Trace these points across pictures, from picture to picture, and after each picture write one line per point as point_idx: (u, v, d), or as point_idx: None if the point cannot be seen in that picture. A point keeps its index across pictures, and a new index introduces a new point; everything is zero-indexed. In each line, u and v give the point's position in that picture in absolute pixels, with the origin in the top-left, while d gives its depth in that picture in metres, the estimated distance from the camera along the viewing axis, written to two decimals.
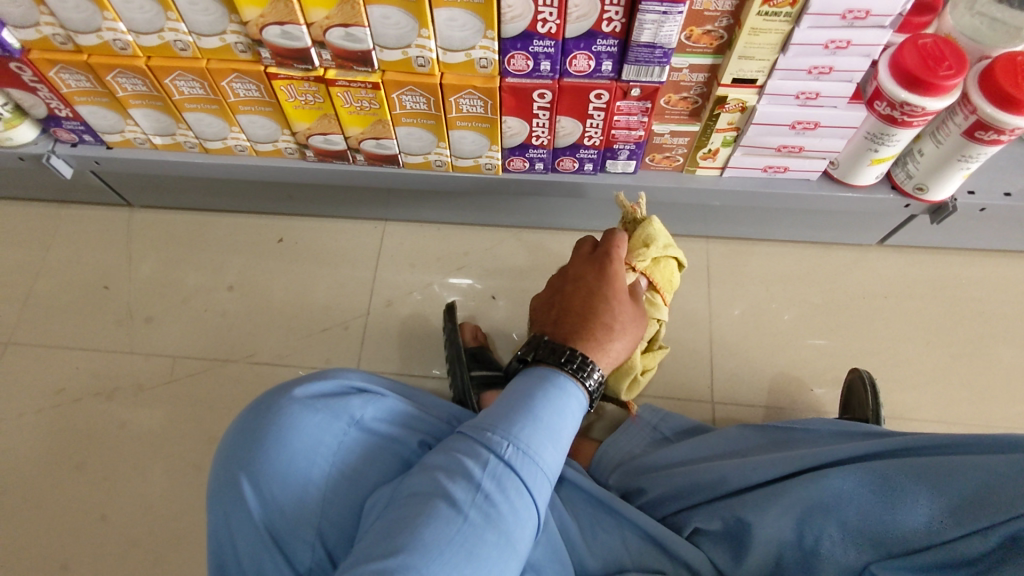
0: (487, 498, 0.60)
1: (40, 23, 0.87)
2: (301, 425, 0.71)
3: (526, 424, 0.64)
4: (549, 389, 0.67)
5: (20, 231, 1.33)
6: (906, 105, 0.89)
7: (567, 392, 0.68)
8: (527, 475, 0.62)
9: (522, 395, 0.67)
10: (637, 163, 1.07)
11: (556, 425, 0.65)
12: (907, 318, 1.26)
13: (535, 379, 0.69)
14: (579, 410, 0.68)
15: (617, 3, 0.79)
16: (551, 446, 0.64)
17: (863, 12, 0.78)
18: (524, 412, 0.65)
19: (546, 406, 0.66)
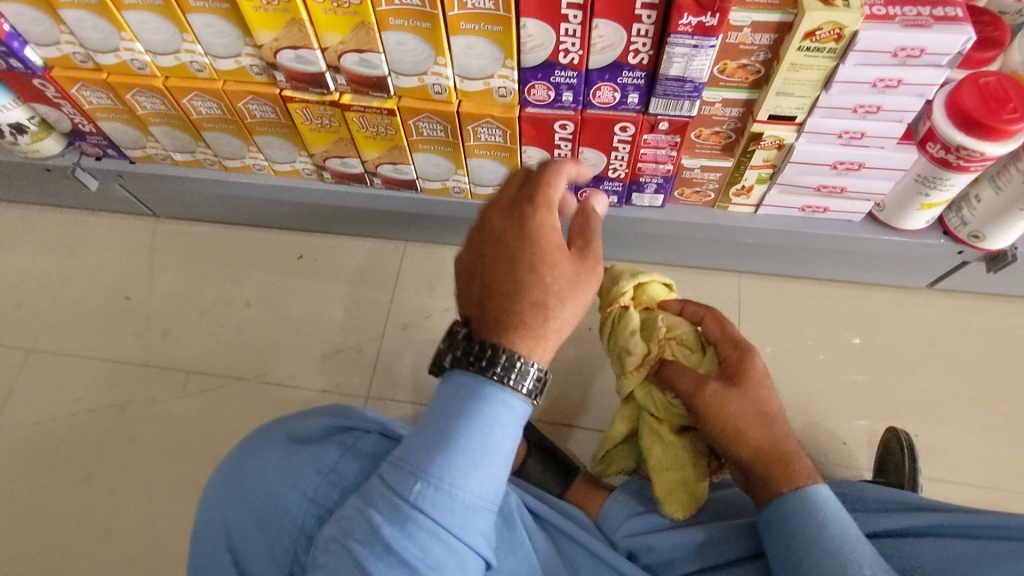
0: (393, 550, 0.52)
1: (61, 42, 0.87)
2: (269, 467, 0.68)
3: (436, 459, 0.53)
4: (466, 403, 0.55)
5: (49, 238, 1.35)
6: (962, 150, 0.82)
7: (491, 403, 0.55)
8: (442, 518, 0.53)
9: (436, 415, 0.55)
10: (665, 197, 1.01)
11: (476, 452, 0.54)
12: (955, 369, 1.17)
13: (453, 391, 0.56)
14: (512, 424, 0.56)
15: (643, 35, 0.74)
16: (474, 477, 0.53)
17: (916, 50, 0.71)
18: (435, 442, 0.54)
19: (465, 426, 0.54)
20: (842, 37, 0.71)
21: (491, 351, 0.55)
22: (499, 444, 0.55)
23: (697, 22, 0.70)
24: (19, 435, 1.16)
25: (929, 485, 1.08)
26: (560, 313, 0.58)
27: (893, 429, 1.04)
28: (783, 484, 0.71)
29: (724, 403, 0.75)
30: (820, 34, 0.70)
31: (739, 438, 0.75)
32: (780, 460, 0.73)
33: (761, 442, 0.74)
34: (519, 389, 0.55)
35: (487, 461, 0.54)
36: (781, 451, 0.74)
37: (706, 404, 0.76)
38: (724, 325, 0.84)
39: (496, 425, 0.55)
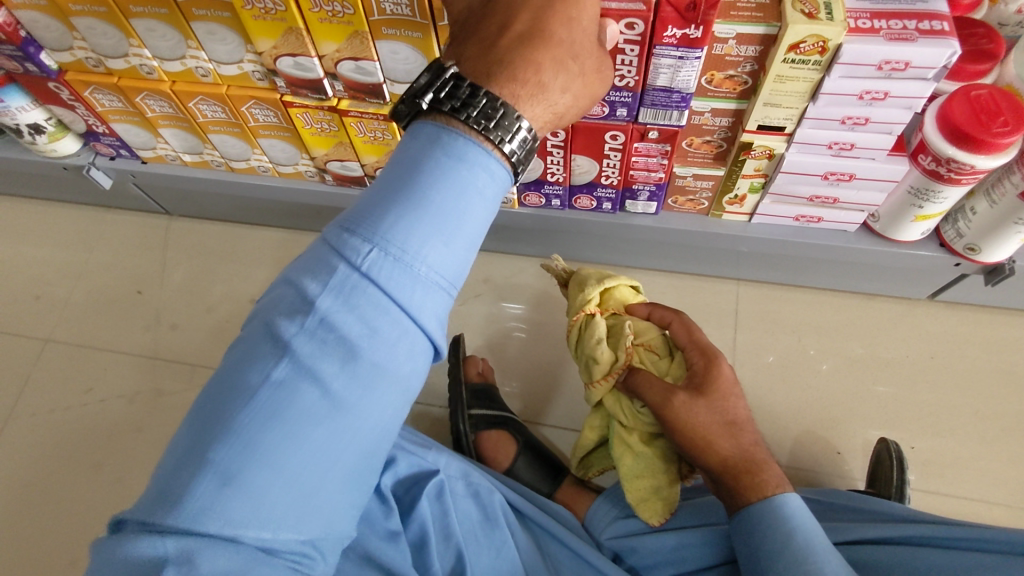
0: (330, 324, 0.46)
1: (74, 48, 0.91)
2: None
3: (396, 223, 0.48)
4: (431, 173, 0.49)
5: (68, 233, 1.40)
6: (953, 162, 0.81)
7: (464, 162, 0.50)
8: (394, 286, 0.48)
9: (399, 166, 0.50)
10: (658, 205, 1.02)
11: (442, 219, 0.49)
12: (955, 381, 1.15)
13: (420, 140, 0.51)
14: (484, 190, 0.51)
15: (630, 61, 0.75)
16: (432, 245, 0.49)
17: (901, 63, 0.71)
18: (397, 194, 0.49)
19: (430, 169, 0.49)
20: (826, 50, 0.71)
21: (460, 87, 0.53)
22: (470, 217, 0.51)
23: (682, 34, 0.71)
24: (34, 422, 1.21)
25: (925, 498, 1.07)
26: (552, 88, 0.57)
27: (885, 439, 1.04)
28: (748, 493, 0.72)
29: (685, 412, 0.76)
30: (804, 46, 0.71)
31: (707, 450, 0.76)
32: (747, 469, 0.74)
33: (730, 451, 0.75)
34: (497, 140, 0.52)
35: (455, 229, 0.50)
36: (749, 460, 0.74)
37: (674, 415, 0.77)
38: (694, 335, 0.86)
39: (474, 175, 0.51)
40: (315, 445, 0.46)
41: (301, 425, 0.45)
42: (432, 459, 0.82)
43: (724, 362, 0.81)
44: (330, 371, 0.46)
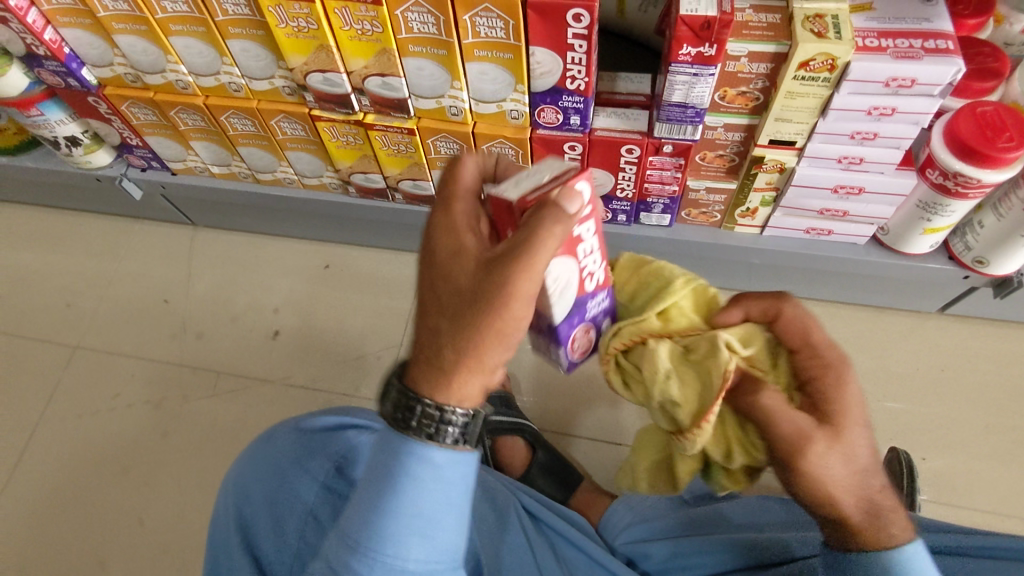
0: None
1: (114, 63, 0.96)
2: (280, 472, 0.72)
3: (367, 532, 0.51)
4: (387, 490, 0.51)
5: (98, 243, 1.45)
6: (960, 176, 0.84)
7: (419, 460, 0.52)
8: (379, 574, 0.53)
9: (367, 495, 0.53)
10: (672, 217, 1.05)
11: (408, 521, 0.51)
12: (965, 394, 1.17)
13: (386, 446, 0.53)
14: (444, 472, 0.53)
15: (579, 63, 0.80)
16: (410, 549, 0.52)
17: (908, 80, 0.74)
18: (368, 511, 0.52)
19: (393, 495, 0.51)
20: (835, 67, 0.74)
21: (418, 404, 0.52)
22: (435, 502, 0.52)
23: (696, 51, 0.74)
24: (62, 426, 1.24)
25: (936, 509, 1.08)
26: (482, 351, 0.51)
27: (897, 449, 1.05)
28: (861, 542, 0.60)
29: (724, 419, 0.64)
30: (814, 63, 0.74)
31: (827, 505, 0.60)
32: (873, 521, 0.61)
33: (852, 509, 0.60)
34: (446, 443, 0.52)
35: (428, 528, 0.52)
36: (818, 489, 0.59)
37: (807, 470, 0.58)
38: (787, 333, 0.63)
39: (431, 480, 0.52)
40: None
41: None
42: None
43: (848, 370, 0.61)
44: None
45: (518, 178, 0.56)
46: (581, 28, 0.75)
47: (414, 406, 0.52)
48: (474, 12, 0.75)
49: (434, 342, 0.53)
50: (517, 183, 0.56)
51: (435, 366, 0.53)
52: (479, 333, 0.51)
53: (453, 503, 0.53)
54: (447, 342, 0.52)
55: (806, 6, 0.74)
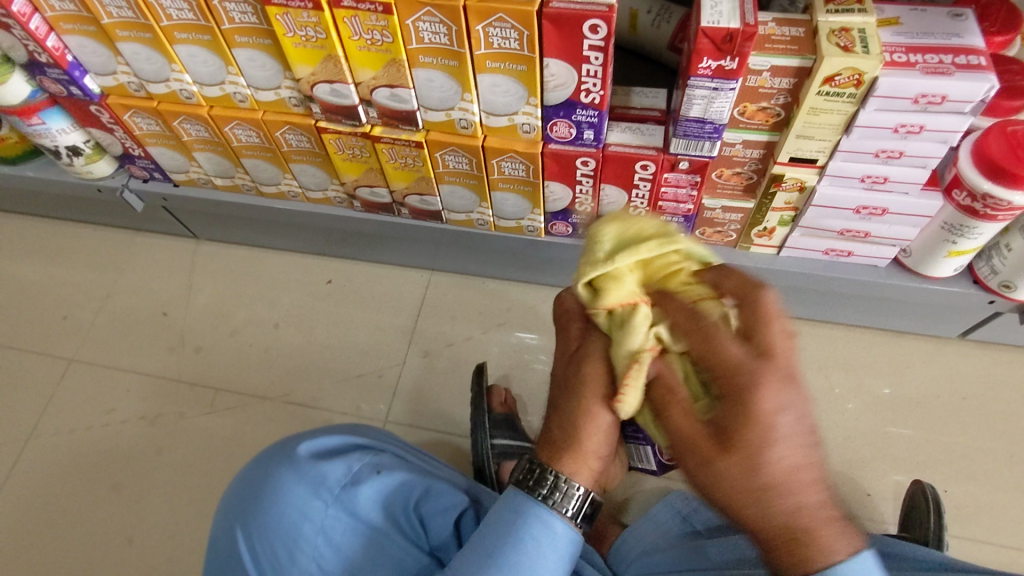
0: None
1: (117, 72, 0.93)
2: (287, 496, 0.69)
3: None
4: (508, 544, 0.63)
5: (98, 254, 1.42)
6: (989, 198, 0.80)
7: (544, 526, 0.64)
8: None
9: (486, 546, 0.64)
10: (686, 235, 1.02)
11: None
12: (988, 423, 1.12)
13: (507, 506, 0.65)
14: (554, 546, 0.64)
15: (593, 76, 0.77)
16: None
17: (938, 97, 0.71)
18: (485, 558, 0.63)
19: (511, 548, 0.63)
20: (862, 83, 0.71)
21: (543, 470, 0.64)
22: (552, 567, 0.63)
23: (717, 65, 0.72)
24: (53, 442, 1.20)
25: (960, 545, 1.03)
26: (581, 442, 0.62)
27: (919, 482, 1.01)
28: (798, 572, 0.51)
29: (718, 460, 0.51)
30: (839, 78, 0.71)
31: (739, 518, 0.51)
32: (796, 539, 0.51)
33: (762, 525, 0.51)
34: (565, 512, 0.64)
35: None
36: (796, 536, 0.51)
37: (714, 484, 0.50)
38: (707, 342, 0.52)
39: (547, 547, 0.64)
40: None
41: None
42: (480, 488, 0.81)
43: (795, 386, 0.50)
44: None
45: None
46: (597, 40, 0.72)
47: (542, 471, 0.64)
48: (487, 22, 0.72)
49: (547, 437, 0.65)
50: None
51: (551, 449, 0.64)
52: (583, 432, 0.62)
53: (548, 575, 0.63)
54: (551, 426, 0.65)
55: (832, 19, 0.72)
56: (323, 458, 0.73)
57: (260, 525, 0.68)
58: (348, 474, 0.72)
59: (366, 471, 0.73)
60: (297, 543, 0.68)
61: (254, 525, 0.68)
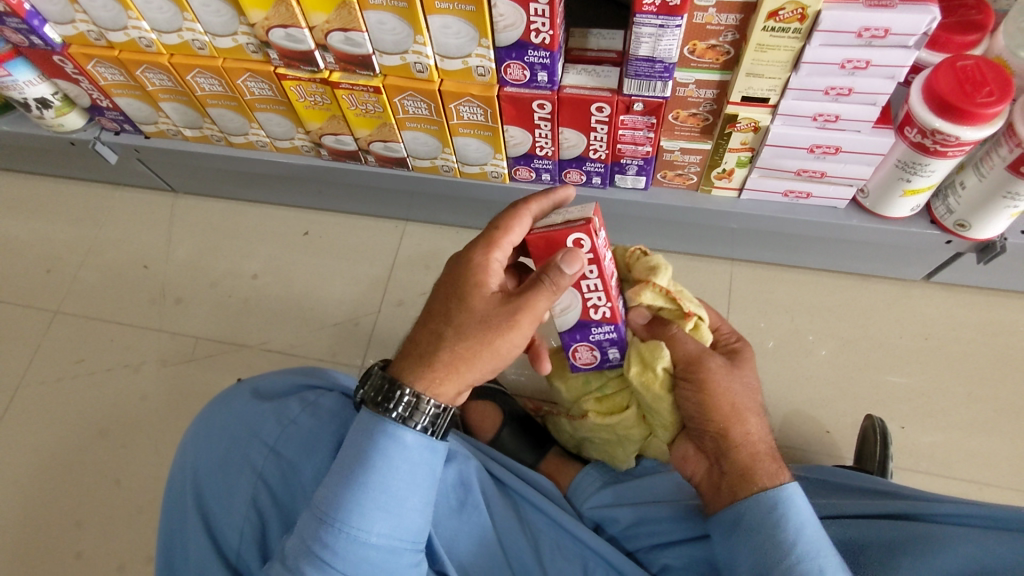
0: None
1: (75, 21, 0.94)
2: (224, 432, 0.72)
3: (334, 501, 0.57)
4: (357, 467, 0.58)
5: (80, 209, 1.44)
6: (938, 134, 0.81)
7: (391, 440, 0.59)
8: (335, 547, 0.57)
9: (338, 470, 0.59)
10: (647, 179, 1.03)
11: (375, 495, 0.58)
12: (949, 363, 1.14)
13: (359, 431, 0.60)
14: (410, 457, 0.59)
15: (541, 14, 0.77)
16: (380, 515, 0.58)
17: (881, 30, 0.71)
18: (338, 484, 0.58)
19: (364, 473, 0.58)
20: (806, 17, 0.71)
21: (392, 387, 0.60)
22: (406, 478, 0.59)
23: (661, 1, 0.72)
24: (42, 390, 1.25)
25: (914, 478, 1.06)
26: (464, 367, 0.62)
27: (871, 417, 1.04)
28: (750, 485, 0.67)
29: (722, 376, 0.72)
30: (784, 13, 0.71)
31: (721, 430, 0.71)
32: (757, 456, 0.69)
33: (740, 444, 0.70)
34: (416, 425, 0.60)
35: (395, 492, 0.58)
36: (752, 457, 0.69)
37: (706, 380, 0.72)
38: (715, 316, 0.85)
39: (400, 460, 0.59)
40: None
41: None
42: None
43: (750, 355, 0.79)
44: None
45: (550, 224, 0.66)
46: None
47: (391, 387, 0.60)
48: None
49: (429, 330, 0.63)
50: (549, 227, 0.65)
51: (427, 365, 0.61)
52: (478, 359, 0.62)
53: (413, 489, 0.60)
54: (447, 343, 0.61)
55: None
56: (262, 399, 0.76)
57: (202, 459, 0.71)
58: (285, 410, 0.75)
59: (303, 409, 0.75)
60: (232, 476, 0.70)
61: (199, 458, 0.71)
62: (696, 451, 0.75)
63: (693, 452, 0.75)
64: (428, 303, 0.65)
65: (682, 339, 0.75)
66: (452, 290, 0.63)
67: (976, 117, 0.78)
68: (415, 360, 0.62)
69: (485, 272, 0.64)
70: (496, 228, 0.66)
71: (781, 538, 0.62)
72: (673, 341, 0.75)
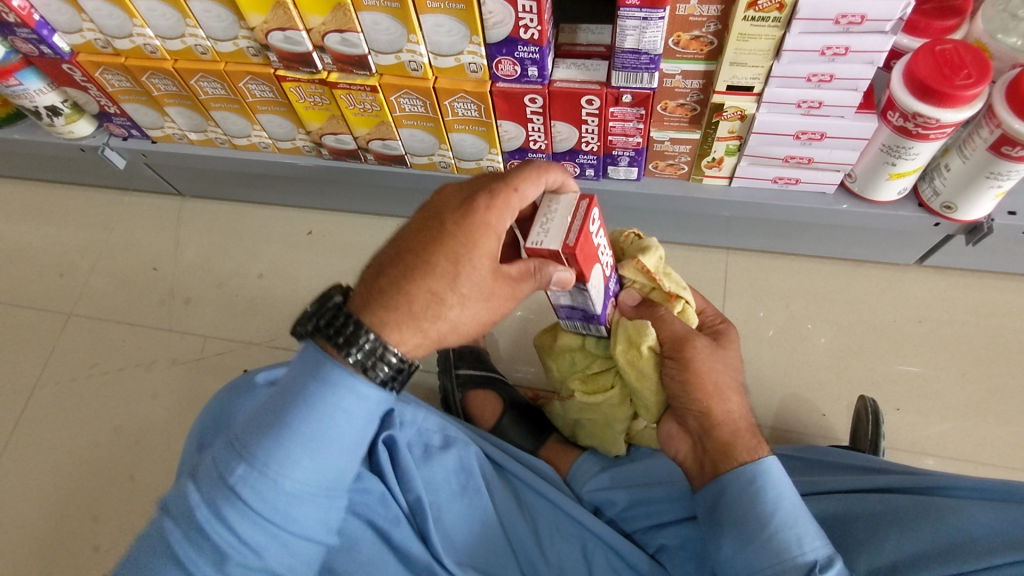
0: (203, 530, 0.54)
1: (83, 29, 0.97)
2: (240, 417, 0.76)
3: (261, 439, 0.55)
4: (292, 408, 0.55)
5: (90, 214, 1.48)
6: (919, 117, 0.83)
7: (335, 386, 0.56)
8: (253, 491, 0.54)
9: (274, 404, 0.56)
10: (639, 170, 1.05)
11: (303, 441, 0.55)
12: (943, 345, 1.16)
13: (303, 365, 0.57)
14: (349, 407, 0.57)
15: (529, 10, 0.80)
16: (304, 460, 0.56)
17: (857, 17, 0.73)
18: (269, 422, 0.56)
19: (295, 413, 0.55)
20: (784, 6, 0.74)
21: (357, 329, 0.56)
22: (341, 428, 0.57)
23: None
24: (57, 390, 1.28)
25: (911, 458, 1.07)
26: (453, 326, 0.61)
27: (864, 398, 1.05)
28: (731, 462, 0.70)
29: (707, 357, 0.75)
30: (762, 2, 0.74)
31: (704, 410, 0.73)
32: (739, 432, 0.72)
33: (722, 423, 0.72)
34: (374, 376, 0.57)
35: (326, 438, 0.56)
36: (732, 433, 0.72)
37: (692, 358, 0.74)
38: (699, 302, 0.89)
39: (339, 410, 0.56)
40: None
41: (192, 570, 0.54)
42: (413, 417, 0.85)
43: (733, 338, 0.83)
44: (208, 568, 0.54)
45: (544, 223, 0.64)
46: None
47: (350, 330, 0.56)
48: None
49: (427, 289, 0.58)
50: (546, 230, 0.63)
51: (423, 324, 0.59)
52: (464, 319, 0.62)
53: (348, 443, 0.58)
54: (451, 305, 0.59)
55: None
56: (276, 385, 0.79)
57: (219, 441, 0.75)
58: None
59: None
60: None
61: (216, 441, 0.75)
62: (680, 429, 0.76)
63: (677, 428, 0.76)
64: (425, 257, 0.59)
65: (668, 320, 0.77)
66: (462, 246, 0.59)
67: (955, 99, 0.80)
68: (407, 325, 0.58)
69: (496, 239, 0.61)
70: (516, 192, 0.61)
71: (760, 510, 0.66)
72: (661, 322, 0.78)
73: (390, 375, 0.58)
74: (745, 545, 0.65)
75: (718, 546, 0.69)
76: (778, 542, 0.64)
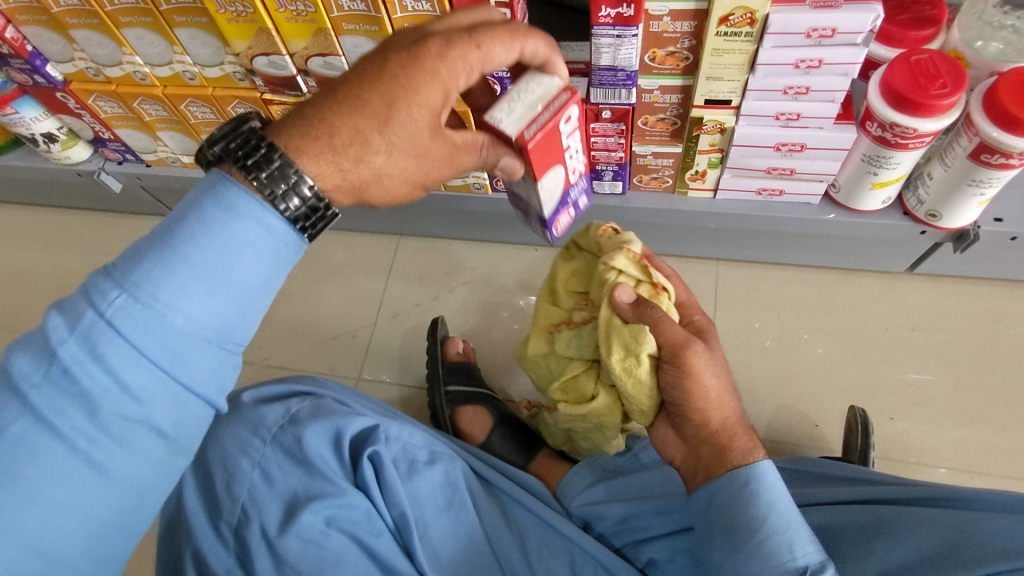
0: (70, 373, 0.46)
1: (75, 58, 0.99)
2: (228, 440, 0.77)
3: (140, 264, 0.49)
4: (179, 233, 0.49)
5: (89, 237, 1.51)
6: (897, 127, 0.83)
7: (228, 208, 0.51)
8: (133, 324, 0.47)
9: (156, 236, 0.50)
10: (623, 184, 1.06)
11: (192, 266, 0.49)
12: (936, 353, 1.15)
13: (191, 199, 0.52)
14: (245, 234, 0.51)
15: None
16: (190, 290, 0.49)
17: (828, 30, 0.74)
18: (150, 250, 0.49)
19: (183, 237, 0.49)
20: (755, 21, 0.74)
21: (269, 153, 0.54)
22: (235, 254, 0.51)
23: (616, 12, 0.75)
24: None
25: (906, 468, 1.06)
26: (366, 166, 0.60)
27: (856, 409, 1.05)
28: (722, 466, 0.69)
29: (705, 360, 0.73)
30: (733, 18, 0.74)
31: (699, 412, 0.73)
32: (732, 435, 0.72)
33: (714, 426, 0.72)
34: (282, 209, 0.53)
35: (224, 277, 0.50)
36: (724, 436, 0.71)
37: (689, 363, 0.73)
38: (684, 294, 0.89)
39: (232, 233, 0.51)
40: (49, 493, 0.46)
41: (50, 438, 0.46)
42: (398, 432, 0.84)
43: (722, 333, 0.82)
44: (78, 419, 0.47)
45: (512, 102, 0.61)
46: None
47: (266, 155, 0.53)
48: None
49: (351, 124, 0.58)
50: (512, 110, 0.60)
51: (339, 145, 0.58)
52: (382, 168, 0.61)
53: (245, 285, 0.52)
54: (368, 130, 0.58)
55: None
56: (263, 404, 0.81)
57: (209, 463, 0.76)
58: (283, 415, 0.79)
59: (303, 412, 0.80)
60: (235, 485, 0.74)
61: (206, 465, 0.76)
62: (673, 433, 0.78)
63: (672, 435, 0.78)
64: (357, 91, 0.58)
65: (666, 323, 0.75)
66: (401, 78, 0.59)
67: (931, 108, 0.80)
68: (325, 157, 0.57)
69: (441, 90, 0.60)
70: (478, 49, 0.60)
71: (750, 514, 0.64)
72: (658, 327, 0.75)
73: (303, 212, 0.54)
74: (736, 548, 0.64)
75: (710, 551, 0.68)
76: (769, 547, 0.62)
